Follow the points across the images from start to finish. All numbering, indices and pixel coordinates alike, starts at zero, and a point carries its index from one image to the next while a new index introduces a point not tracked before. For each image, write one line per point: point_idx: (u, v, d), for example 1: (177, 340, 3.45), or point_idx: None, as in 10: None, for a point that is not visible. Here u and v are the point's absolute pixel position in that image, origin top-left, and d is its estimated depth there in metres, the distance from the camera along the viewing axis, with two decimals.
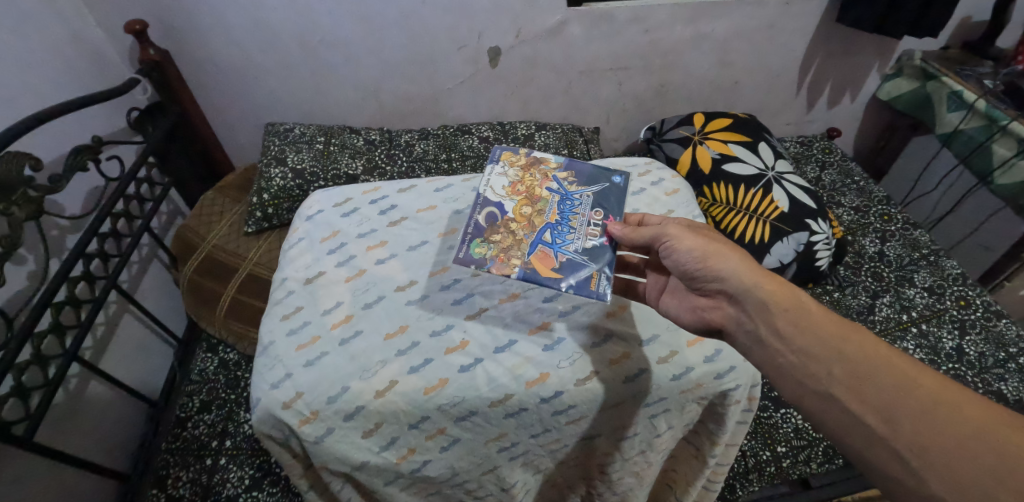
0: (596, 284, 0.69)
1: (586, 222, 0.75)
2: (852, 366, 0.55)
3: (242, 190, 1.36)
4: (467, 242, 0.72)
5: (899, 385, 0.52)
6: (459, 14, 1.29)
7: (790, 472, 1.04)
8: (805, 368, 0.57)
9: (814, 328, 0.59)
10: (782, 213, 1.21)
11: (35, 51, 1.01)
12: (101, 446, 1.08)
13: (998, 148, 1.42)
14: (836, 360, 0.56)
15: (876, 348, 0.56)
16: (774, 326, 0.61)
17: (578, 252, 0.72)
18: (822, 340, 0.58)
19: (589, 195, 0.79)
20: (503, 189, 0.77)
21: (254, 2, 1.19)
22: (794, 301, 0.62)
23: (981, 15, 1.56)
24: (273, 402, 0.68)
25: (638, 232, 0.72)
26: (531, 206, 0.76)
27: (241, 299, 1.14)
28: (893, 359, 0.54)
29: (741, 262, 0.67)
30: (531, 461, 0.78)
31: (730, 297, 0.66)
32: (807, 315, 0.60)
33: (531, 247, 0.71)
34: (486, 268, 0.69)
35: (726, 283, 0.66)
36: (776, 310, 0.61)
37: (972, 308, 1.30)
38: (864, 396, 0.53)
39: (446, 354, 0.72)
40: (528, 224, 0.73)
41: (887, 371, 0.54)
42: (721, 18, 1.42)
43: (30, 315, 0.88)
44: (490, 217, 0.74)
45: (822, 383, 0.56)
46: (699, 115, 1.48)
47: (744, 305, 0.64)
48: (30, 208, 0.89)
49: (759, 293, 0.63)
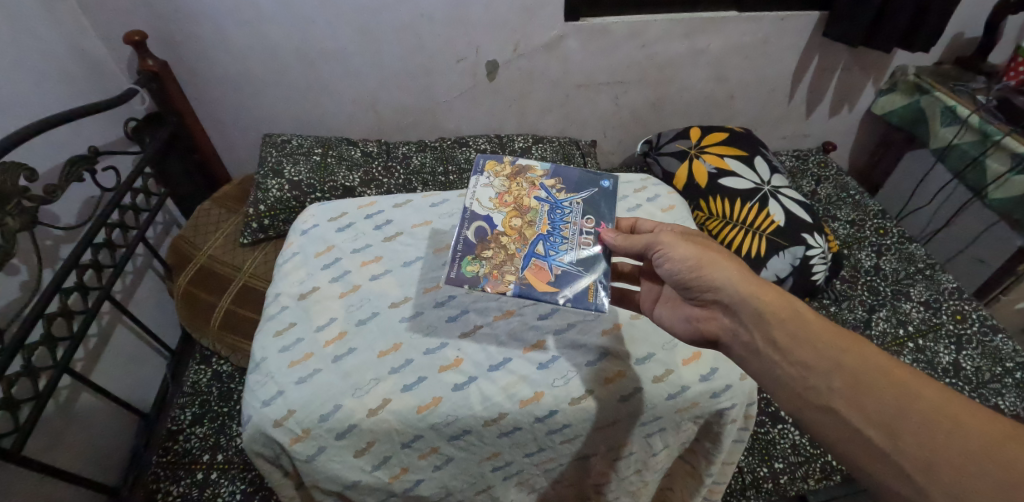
0: (594, 296, 0.69)
1: (578, 231, 0.76)
2: (851, 378, 0.54)
3: (238, 201, 1.35)
4: (458, 260, 0.71)
5: (899, 398, 0.52)
6: (457, 27, 1.30)
7: (788, 489, 1.03)
8: (804, 379, 0.57)
9: (812, 339, 0.58)
10: (777, 227, 1.22)
11: (33, 62, 1.01)
12: (90, 459, 1.06)
13: (991, 162, 1.44)
14: (835, 371, 0.55)
15: (876, 360, 0.55)
16: (772, 337, 0.61)
17: (572, 263, 0.72)
18: (820, 351, 0.57)
19: (578, 202, 0.79)
20: (491, 201, 0.77)
21: (254, 14, 1.20)
22: (791, 311, 0.61)
23: (973, 32, 1.58)
24: (265, 420, 0.67)
25: (632, 240, 0.72)
26: (521, 218, 0.75)
27: (236, 311, 1.14)
28: (893, 370, 0.54)
29: (736, 271, 0.66)
30: (526, 479, 0.77)
31: (725, 307, 0.66)
32: (805, 326, 0.60)
33: (524, 261, 0.71)
34: (480, 287, 0.68)
35: (720, 293, 0.66)
36: (772, 320, 0.61)
37: (968, 323, 1.31)
38: (863, 408, 0.53)
39: (440, 372, 0.71)
40: (519, 238, 0.73)
41: (888, 384, 0.53)
42: (716, 33, 1.44)
43: (21, 326, 0.87)
44: (479, 232, 0.73)
45: (822, 395, 0.55)
46: (694, 129, 1.49)
47: (738, 317, 0.64)
48: (25, 218, 0.89)
49: (755, 304, 0.63)
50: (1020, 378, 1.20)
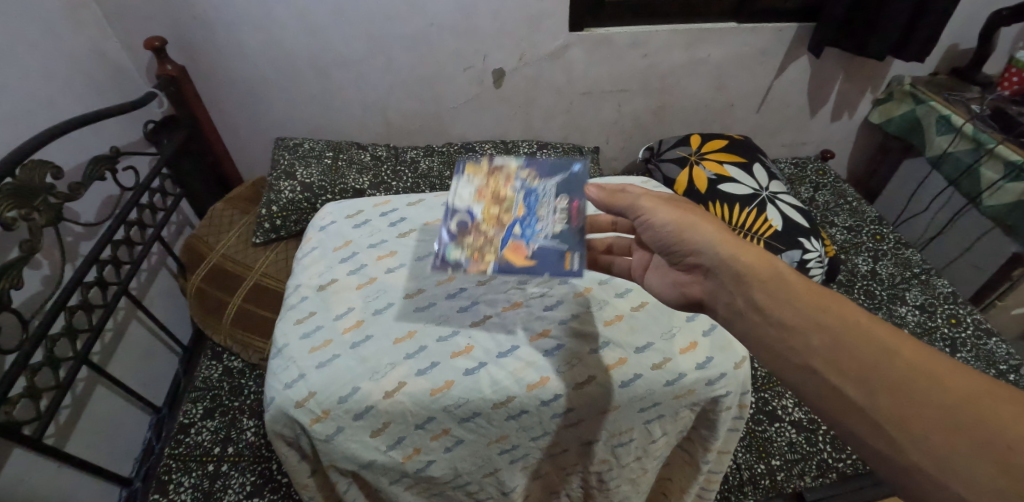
0: (570, 262, 0.75)
1: (552, 210, 0.80)
2: (829, 337, 0.56)
3: (253, 202, 1.40)
4: (443, 249, 0.76)
5: (873, 354, 0.53)
6: (466, 37, 1.35)
7: (784, 486, 1.06)
8: (785, 339, 0.58)
9: (793, 301, 0.60)
10: (775, 231, 1.25)
11: (59, 66, 1.06)
12: (106, 449, 1.09)
13: (985, 170, 1.47)
14: (816, 331, 0.56)
15: (855, 320, 0.56)
16: (755, 301, 0.62)
17: (548, 239, 0.77)
18: (800, 312, 0.58)
19: (550, 186, 0.82)
20: (470, 196, 0.81)
21: (270, 22, 1.25)
22: (768, 274, 0.63)
23: (967, 43, 1.63)
24: (286, 401, 0.70)
25: (616, 198, 0.77)
26: (499, 207, 0.80)
27: (247, 308, 1.17)
28: (869, 330, 0.55)
29: (714, 234, 0.69)
30: (530, 464, 0.80)
31: (704, 269, 0.69)
32: (785, 290, 0.61)
33: (503, 242, 0.76)
34: (462, 268, 0.74)
35: (697, 257, 0.70)
36: (756, 286, 0.62)
37: (963, 326, 1.34)
38: (842, 365, 0.54)
39: (452, 358, 0.74)
40: (497, 223, 0.78)
41: (864, 342, 0.54)
42: (717, 44, 1.49)
43: (45, 318, 0.90)
44: (460, 223, 0.78)
45: (802, 354, 0.56)
46: (695, 136, 1.53)
47: (716, 279, 0.67)
48: (50, 214, 0.92)
49: (734, 266, 0.65)
50: (1013, 380, 1.22)
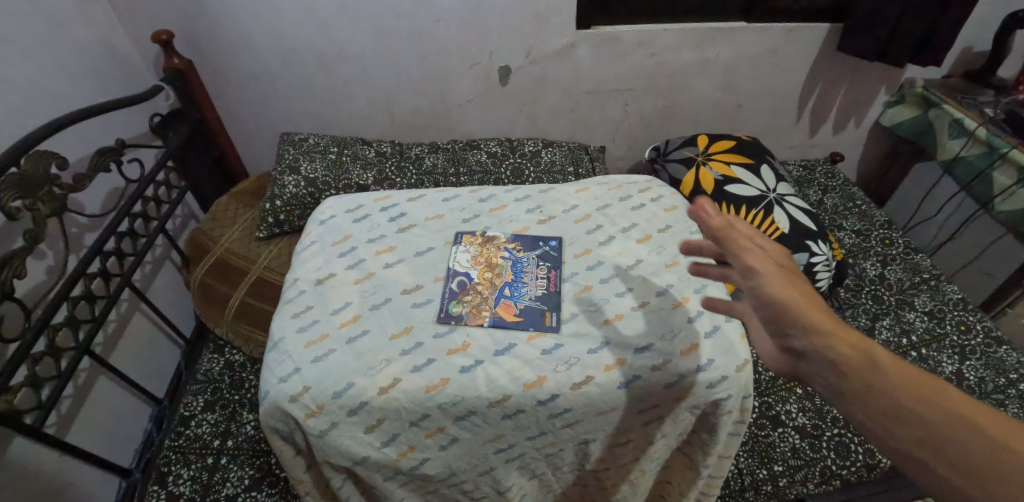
0: (549, 319, 0.78)
1: (536, 276, 0.86)
2: (936, 426, 0.43)
3: (256, 197, 1.39)
4: (445, 302, 0.81)
5: (989, 453, 0.41)
6: (472, 33, 1.34)
7: (787, 492, 1.05)
8: (884, 428, 0.45)
9: (886, 382, 0.46)
10: (782, 233, 1.23)
11: (67, 58, 1.06)
12: (107, 440, 1.10)
13: (998, 175, 1.43)
14: (918, 421, 0.44)
15: (960, 406, 0.43)
16: (841, 385, 0.48)
17: (532, 300, 0.82)
18: (895, 397, 0.45)
19: (533, 258, 0.89)
20: (467, 261, 0.88)
21: (277, 16, 1.25)
22: (864, 357, 0.48)
23: (982, 46, 1.60)
24: (282, 395, 0.70)
25: (730, 234, 0.59)
26: (492, 272, 0.86)
27: (249, 302, 1.16)
28: (979, 419, 0.42)
29: (826, 318, 0.51)
30: (527, 464, 0.80)
31: (795, 354, 0.52)
32: (877, 375, 0.47)
33: (496, 301, 0.81)
34: (462, 323, 0.78)
35: (794, 338, 0.52)
36: (848, 371, 0.47)
37: (972, 333, 1.31)
38: (955, 459, 0.42)
39: (448, 355, 0.74)
40: (491, 285, 0.84)
41: (974, 432, 0.42)
42: (726, 43, 1.47)
43: (47, 307, 0.90)
44: (460, 284, 0.84)
45: (902, 444, 0.44)
46: (702, 137, 1.51)
47: (813, 366, 0.50)
48: (56, 205, 0.92)
49: (829, 354, 0.49)
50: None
